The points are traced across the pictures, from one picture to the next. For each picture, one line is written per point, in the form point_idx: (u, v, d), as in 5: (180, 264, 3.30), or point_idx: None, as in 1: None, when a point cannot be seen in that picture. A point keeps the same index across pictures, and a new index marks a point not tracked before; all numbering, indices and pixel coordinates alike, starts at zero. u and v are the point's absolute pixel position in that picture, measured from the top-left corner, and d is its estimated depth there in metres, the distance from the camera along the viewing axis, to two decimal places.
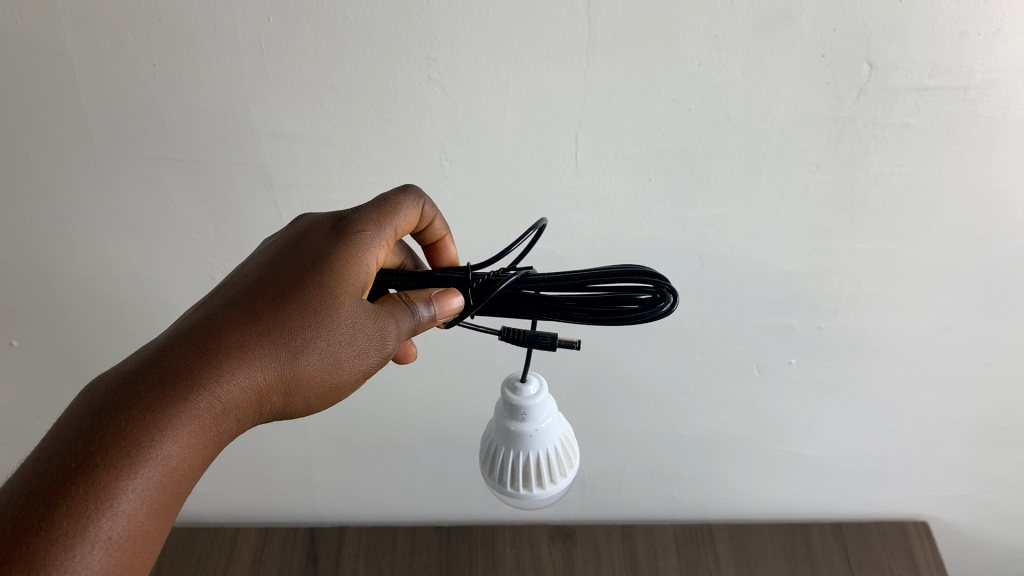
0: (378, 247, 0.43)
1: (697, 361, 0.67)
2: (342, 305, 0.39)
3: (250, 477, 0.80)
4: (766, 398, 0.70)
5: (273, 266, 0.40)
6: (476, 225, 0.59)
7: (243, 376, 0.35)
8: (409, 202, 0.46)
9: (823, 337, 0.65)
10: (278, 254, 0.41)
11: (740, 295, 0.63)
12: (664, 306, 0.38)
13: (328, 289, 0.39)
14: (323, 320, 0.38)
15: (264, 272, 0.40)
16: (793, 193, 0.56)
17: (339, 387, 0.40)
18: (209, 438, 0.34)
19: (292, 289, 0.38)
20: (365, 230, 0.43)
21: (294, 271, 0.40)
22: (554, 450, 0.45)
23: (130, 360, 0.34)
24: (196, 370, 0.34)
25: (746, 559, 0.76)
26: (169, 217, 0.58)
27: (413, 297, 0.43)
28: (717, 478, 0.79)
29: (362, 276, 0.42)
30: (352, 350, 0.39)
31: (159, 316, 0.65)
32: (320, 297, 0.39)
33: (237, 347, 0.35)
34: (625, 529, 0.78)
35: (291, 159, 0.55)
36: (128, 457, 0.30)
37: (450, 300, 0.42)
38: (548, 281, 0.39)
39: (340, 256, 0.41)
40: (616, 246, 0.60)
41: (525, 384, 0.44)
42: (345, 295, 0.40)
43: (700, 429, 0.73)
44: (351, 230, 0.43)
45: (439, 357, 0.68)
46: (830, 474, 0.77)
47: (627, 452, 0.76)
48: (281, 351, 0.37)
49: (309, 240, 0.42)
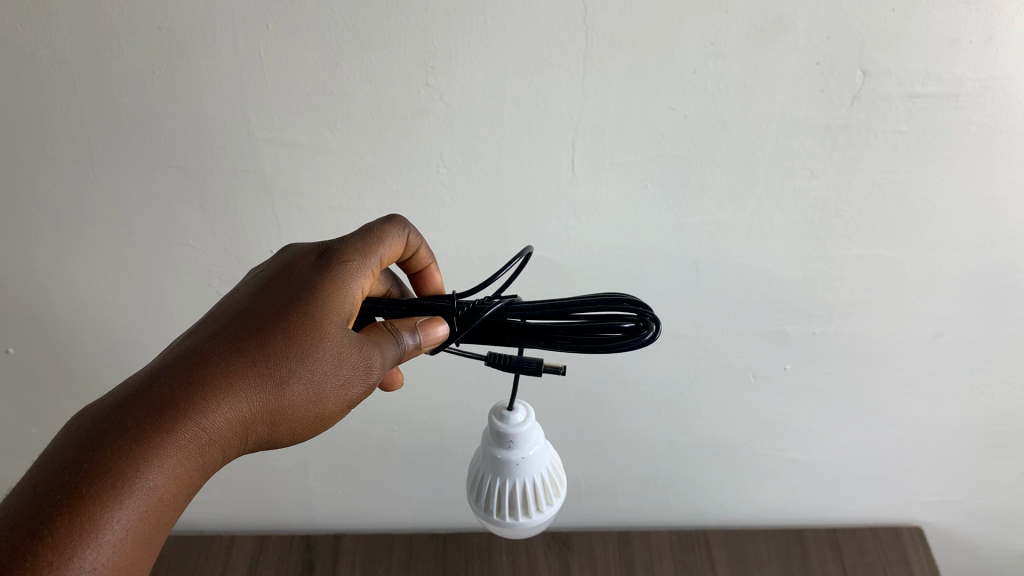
0: (363, 277, 0.43)
1: (693, 367, 0.68)
2: (328, 336, 0.39)
3: (247, 486, 0.80)
4: (760, 404, 0.71)
5: (260, 297, 0.40)
6: (473, 232, 0.59)
7: (227, 407, 0.35)
8: (394, 231, 0.47)
9: (818, 343, 0.65)
10: (265, 286, 0.41)
11: (736, 301, 0.63)
12: (647, 334, 0.38)
13: (314, 320, 0.39)
14: (309, 350, 0.38)
15: (250, 304, 0.40)
16: (787, 199, 0.57)
17: (324, 417, 0.39)
18: (194, 469, 0.34)
19: (277, 320, 0.39)
20: (350, 261, 0.43)
21: (280, 302, 0.40)
22: (540, 479, 0.45)
23: (117, 391, 0.34)
24: (180, 401, 0.34)
25: (742, 565, 0.76)
26: (169, 225, 0.59)
27: (398, 325, 0.42)
28: (713, 485, 0.79)
29: (348, 304, 0.42)
30: (338, 381, 0.39)
31: (157, 323, 0.65)
32: (305, 326, 0.39)
33: (221, 378, 0.36)
34: (622, 535, 0.78)
35: (291, 168, 0.55)
36: (113, 488, 0.30)
37: (436, 328, 0.42)
38: (534, 308, 0.40)
39: (325, 288, 0.41)
40: (612, 253, 0.60)
41: (513, 412, 0.44)
42: (331, 325, 0.40)
43: (696, 435, 0.74)
44: (335, 262, 0.43)
45: (436, 364, 0.68)
46: (826, 480, 0.78)
47: (623, 458, 0.76)
48: (267, 381, 0.37)
49: (295, 273, 0.42)
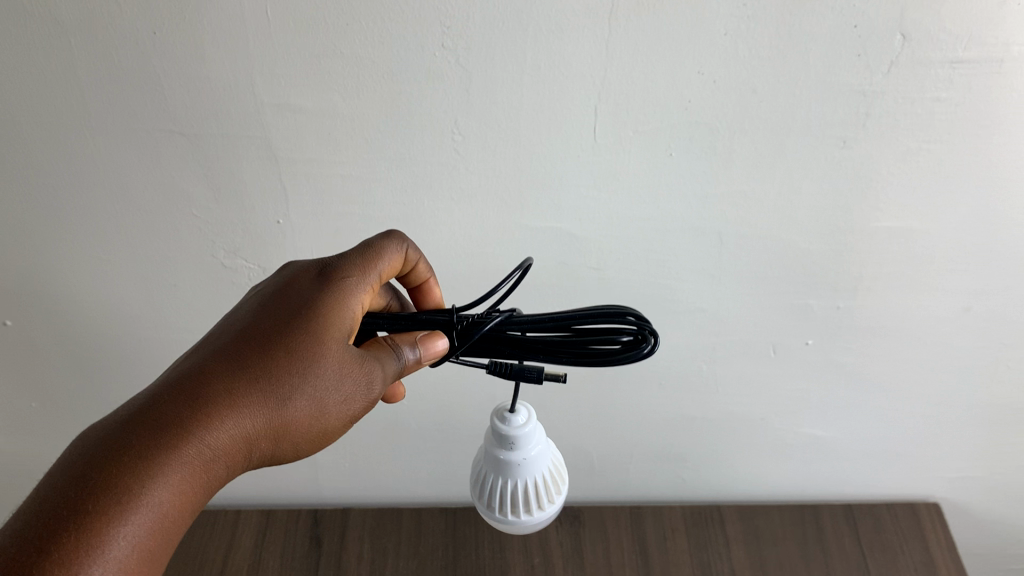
0: (363, 292, 0.43)
1: (712, 342, 0.66)
2: (329, 351, 0.39)
3: None
4: (780, 380, 0.69)
5: (262, 312, 0.40)
6: (488, 203, 0.57)
7: (231, 423, 0.35)
8: (393, 246, 0.46)
9: (842, 317, 0.64)
10: (266, 303, 0.40)
11: (759, 275, 0.61)
12: (645, 347, 0.37)
13: (316, 335, 0.39)
14: (311, 365, 0.38)
15: (251, 320, 0.39)
16: (816, 169, 0.54)
17: (327, 432, 0.39)
18: (198, 486, 0.33)
19: (279, 335, 0.38)
20: (350, 276, 0.43)
21: (281, 319, 0.39)
22: (542, 478, 0.43)
23: (123, 408, 0.34)
24: (184, 418, 0.33)
25: (756, 542, 0.76)
26: (170, 193, 0.56)
27: (398, 340, 0.42)
28: (728, 462, 0.77)
29: (348, 321, 0.41)
30: (340, 396, 0.38)
31: (160, 295, 0.63)
32: (306, 340, 0.38)
33: (224, 394, 0.35)
34: (634, 511, 0.78)
35: (297, 134, 0.53)
36: (118, 504, 0.30)
37: (436, 343, 0.41)
38: (533, 323, 0.39)
39: (326, 306, 0.40)
40: (633, 226, 0.58)
41: (514, 413, 0.42)
42: (331, 340, 0.39)
43: (713, 411, 0.72)
44: (335, 279, 0.42)
45: None
46: (843, 456, 0.76)
47: (637, 435, 0.74)
48: (270, 397, 0.36)
49: (294, 289, 0.41)
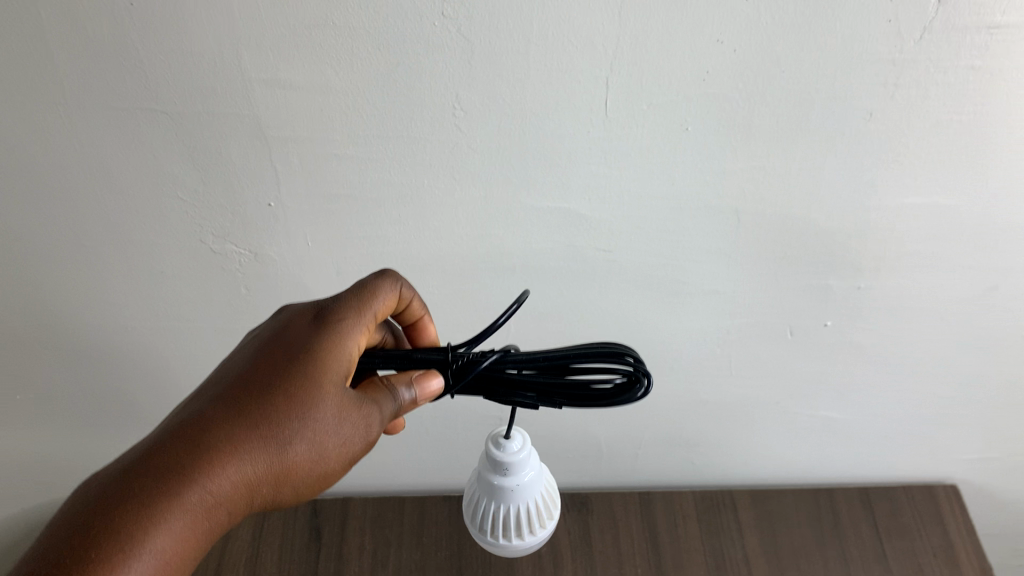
0: (359, 332, 0.41)
1: (727, 324, 0.63)
2: (326, 393, 0.38)
3: None
4: (796, 362, 0.66)
5: (262, 355, 0.40)
6: (492, 183, 0.53)
7: (226, 473, 0.35)
8: (388, 284, 0.44)
9: (862, 297, 0.61)
10: (263, 348, 0.40)
11: (777, 255, 0.58)
12: (639, 389, 0.36)
13: (312, 378, 0.38)
14: (307, 408, 0.37)
15: (251, 363, 0.39)
16: (840, 143, 0.51)
17: (329, 474, 0.39)
18: (195, 536, 0.34)
19: (276, 379, 0.38)
20: (345, 317, 0.41)
21: (277, 363, 0.39)
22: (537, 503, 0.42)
23: (122, 460, 0.35)
24: (178, 470, 0.34)
25: (770, 527, 0.73)
26: (154, 175, 0.53)
27: (396, 378, 0.40)
28: (740, 446, 0.74)
29: (345, 362, 0.40)
30: (339, 439, 0.38)
31: (146, 283, 0.60)
32: (302, 384, 0.38)
33: (219, 444, 0.35)
34: (643, 497, 0.75)
35: (288, 111, 0.49)
36: (110, 562, 0.31)
37: (431, 382, 0.40)
38: (529, 361, 0.38)
39: (322, 347, 0.39)
40: (646, 205, 0.54)
41: (509, 439, 0.41)
42: (328, 382, 0.39)
43: (726, 395, 0.69)
44: (330, 320, 0.41)
45: (448, 327, 0.63)
46: (860, 438, 0.73)
47: (647, 420, 0.72)
48: (266, 444, 0.36)
49: (290, 333, 0.41)
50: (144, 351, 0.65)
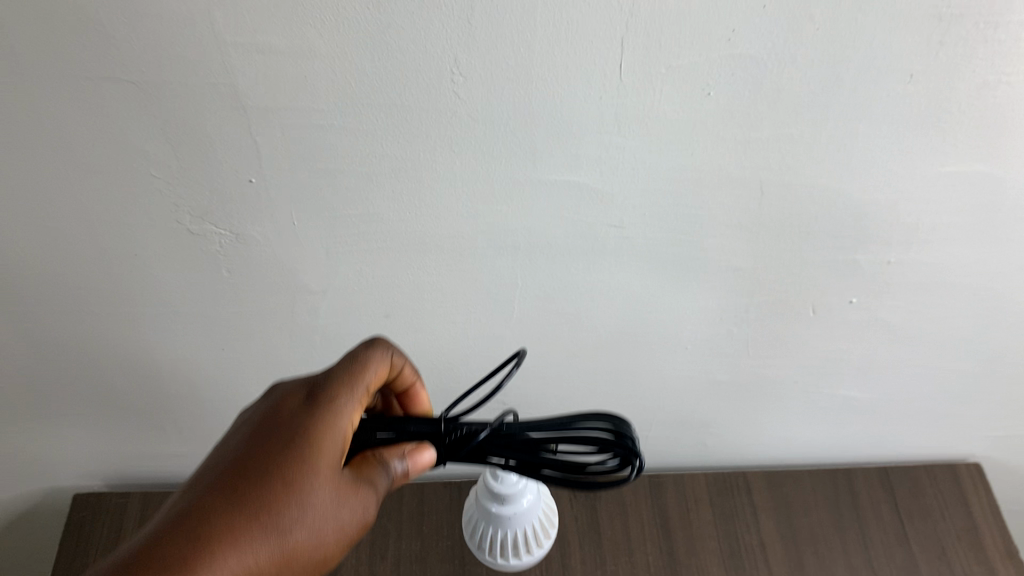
0: (353, 409, 0.42)
1: (746, 302, 0.59)
2: (322, 477, 0.39)
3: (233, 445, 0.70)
4: (817, 340, 0.62)
5: (257, 436, 0.40)
6: (494, 155, 0.49)
7: (231, 564, 0.35)
8: (378, 354, 0.44)
9: (891, 272, 0.57)
10: (256, 431, 0.40)
11: (803, 228, 0.54)
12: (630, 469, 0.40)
13: (309, 462, 0.39)
14: (305, 493, 0.38)
15: (246, 446, 0.40)
16: (876, 108, 0.47)
17: (326, 557, 0.39)
18: None
19: (272, 463, 0.39)
20: (339, 394, 0.41)
21: (273, 447, 0.39)
22: (534, 523, 0.57)
23: (126, 552, 0.35)
24: (185, 564, 0.34)
25: (787, 510, 0.70)
26: (123, 150, 0.48)
27: (387, 453, 0.41)
28: (755, 427, 0.71)
29: (340, 442, 0.41)
30: (338, 522, 0.39)
31: (120, 267, 0.55)
32: (298, 468, 0.39)
33: (223, 534, 0.36)
34: (653, 480, 0.72)
35: (268, 78, 0.44)
36: None
37: (422, 455, 0.41)
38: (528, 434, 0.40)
39: (318, 428, 0.40)
40: (663, 177, 0.50)
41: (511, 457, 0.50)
42: (323, 466, 0.39)
43: (742, 374, 0.65)
44: (324, 399, 0.41)
45: (447, 308, 0.59)
46: (881, 417, 0.70)
47: (658, 401, 0.68)
48: (268, 533, 0.37)
49: (283, 414, 0.41)
50: (121, 338, 0.60)
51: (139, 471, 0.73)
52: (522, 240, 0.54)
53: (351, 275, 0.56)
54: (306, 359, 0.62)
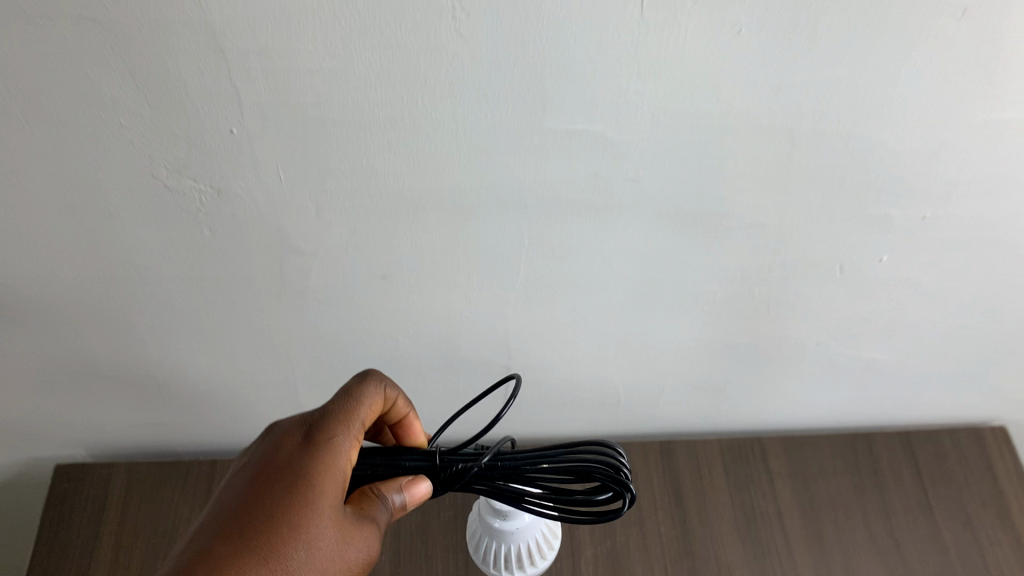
0: (351, 447, 0.42)
1: (768, 262, 0.55)
2: (326, 519, 0.40)
3: (220, 412, 0.66)
4: (842, 302, 0.58)
5: (257, 478, 0.41)
6: (500, 103, 0.44)
7: None
8: (372, 389, 0.45)
9: (926, 229, 0.53)
10: (257, 475, 0.41)
11: (834, 182, 0.49)
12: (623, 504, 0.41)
13: (312, 504, 0.40)
14: (310, 535, 0.39)
15: (247, 489, 0.40)
16: (923, 48, 0.42)
17: None
18: None
19: (275, 508, 0.39)
20: (336, 432, 0.42)
21: (275, 491, 0.40)
22: (537, 535, 0.52)
23: None
24: None
25: (804, 478, 0.67)
26: (89, 98, 0.43)
27: (384, 487, 0.43)
28: (771, 391, 0.67)
29: (340, 481, 0.41)
30: (343, 561, 0.40)
31: (91, 226, 0.50)
32: (301, 511, 0.39)
33: None
34: (664, 446, 0.69)
35: (247, 14, 0.40)
36: None
37: (419, 487, 0.42)
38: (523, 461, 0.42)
39: (318, 469, 0.41)
40: (684, 126, 0.46)
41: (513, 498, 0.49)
42: (325, 508, 0.40)
43: (760, 337, 0.62)
44: (322, 439, 0.42)
45: (448, 270, 0.54)
46: (904, 381, 0.66)
47: (671, 365, 0.64)
48: None
49: (281, 456, 0.41)
50: (98, 304, 0.56)
51: (125, 441, 0.69)
52: (529, 196, 0.49)
53: (344, 233, 0.51)
54: (297, 324, 0.58)
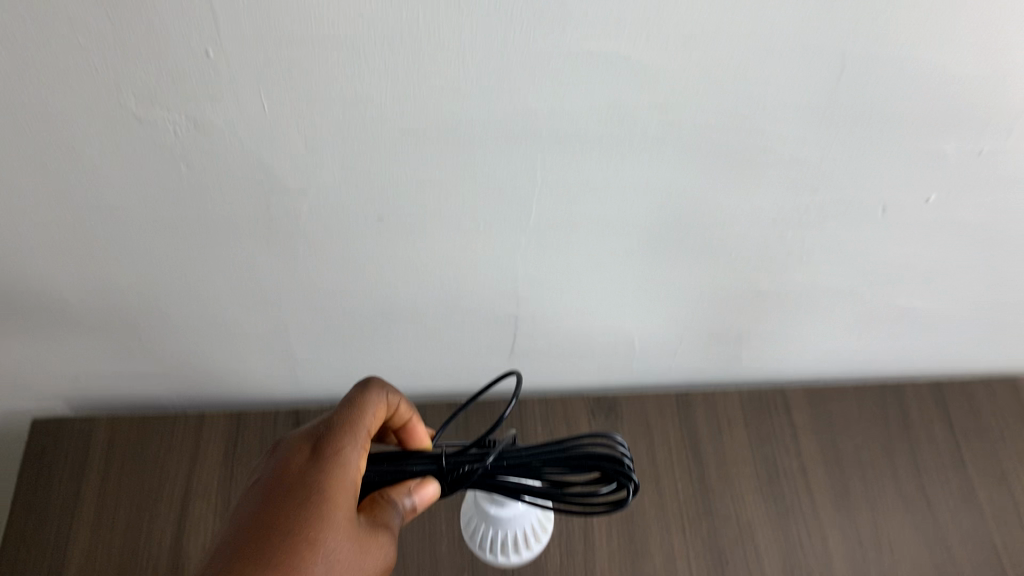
0: (361, 454, 0.42)
1: (805, 202, 0.50)
2: (344, 528, 0.39)
3: (205, 357, 0.61)
4: (881, 245, 0.54)
5: (271, 492, 0.40)
6: (518, 26, 0.38)
7: None
8: (376, 396, 0.44)
9: (982, 166, 0.48)
10: (270, 489, 0.40)
11: (888, 113, 0.44)
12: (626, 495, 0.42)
13: (326, 515, 0.39)
14: (325, 546, 0.38)
15: (262, 504, 0.39)
16: None
17: None
18: None
19: (295, 520, 0.38)
20: (346, 440, 0.42)
21: (287, 504, 0.39)
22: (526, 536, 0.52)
23: None
24: None
25: (831, 434, 0.64)
26: (37, 22, 0.36)
27: (392, 492, 0.43)
28: (797, 339, 0.63)
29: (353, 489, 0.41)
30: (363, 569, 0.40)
31: (51, 164, 0.44)
32: (320, 522, 0.39)
33: None
34: (680, 399, 0.65)
35: None
36: None
37: (426, 489, 0.43)
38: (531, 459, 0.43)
39: (332, 478, 0.40)
40: (726, 51, 0.40)
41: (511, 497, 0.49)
42: (342, 517, 0.39)
43: (790, 283, 0.57)
44: (331, 450, 0.41)
45: (453, 211, 0.49)
46: (939, 328, 0.62)
47: (692, 313, 0.60)
48: None
49: (293, 468, 0.41)
50: (66, 255, 0.51)
51: (106, 392, 0.65)
52: (547, 129, 0.44)
53: (339, 178, 0.46)
54: (286, 272, 0.53)
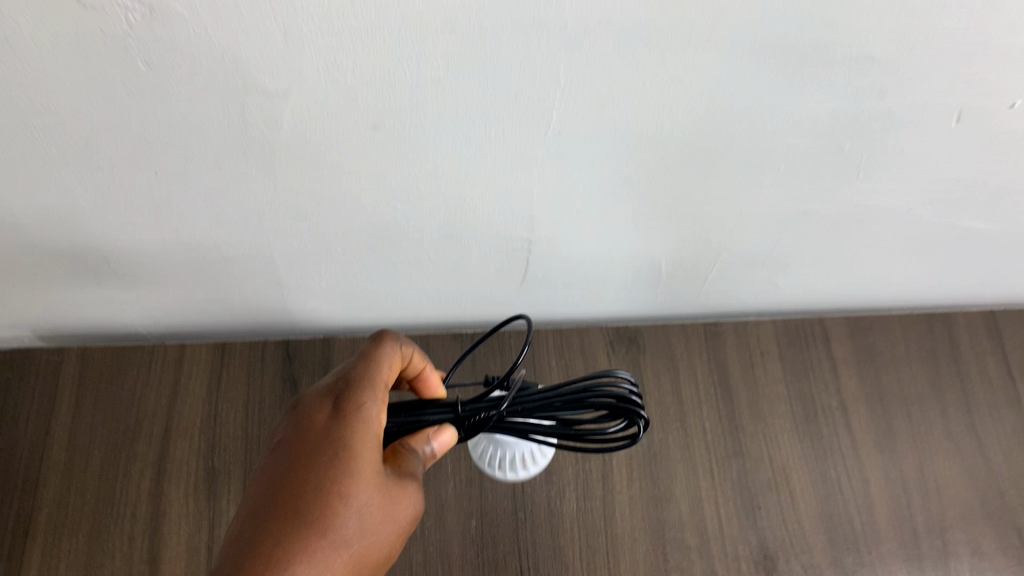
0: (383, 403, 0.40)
1: (867, 106, 0.43)
2: (374, 475, 0.37)
3: (180, 278, 0.55)
4: (948, 159, 0.47)
5: (296, 443, 0.38)
6: None
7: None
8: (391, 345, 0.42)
9: None
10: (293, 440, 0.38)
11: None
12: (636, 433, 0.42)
13: (355, 465, 0.37)
14: (357, 498, 0.36)
15: (288, 456, 0.37)
16: None
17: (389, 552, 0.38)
18: None
19: (323, 471, 0.36)
20: (366, 388, 0.39)
21: (314, 455, 0.37)
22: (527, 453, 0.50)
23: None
24: None
25: (873, 366, 0.61)
26: None
27: (412, 440, 0.41)
28: (840, 263, 0.57)
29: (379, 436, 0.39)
30: (397, 517, 0.38)
31: None
32: (350, 470, 0.37)
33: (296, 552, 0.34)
34: (709, 329, 0.62)
35: None
36: None
37: (443, 434, 0.41)
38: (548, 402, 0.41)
39: (357, 426, 0.38)
40: None
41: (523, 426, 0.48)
42: (372, 464, 0.37)
43: (840, 203, 0.50)
44: (353, 407, 0.38)
45: (449, 117, 0.42)
46: (1000, 251, 0.55)
47: (726, 235, 0.54)
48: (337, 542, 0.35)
49: (314, 418, 0.38)
50: (10, 172, 0.43)
51: (75, 322, 0.59)
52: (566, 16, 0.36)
53: (327, 93, 0.39)
54: (274, 201, 0.48)
